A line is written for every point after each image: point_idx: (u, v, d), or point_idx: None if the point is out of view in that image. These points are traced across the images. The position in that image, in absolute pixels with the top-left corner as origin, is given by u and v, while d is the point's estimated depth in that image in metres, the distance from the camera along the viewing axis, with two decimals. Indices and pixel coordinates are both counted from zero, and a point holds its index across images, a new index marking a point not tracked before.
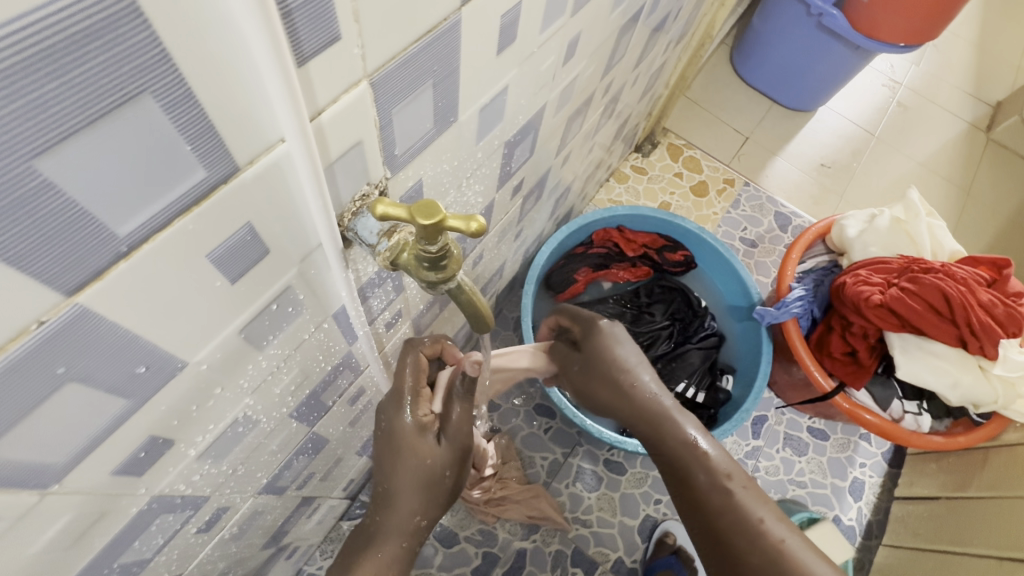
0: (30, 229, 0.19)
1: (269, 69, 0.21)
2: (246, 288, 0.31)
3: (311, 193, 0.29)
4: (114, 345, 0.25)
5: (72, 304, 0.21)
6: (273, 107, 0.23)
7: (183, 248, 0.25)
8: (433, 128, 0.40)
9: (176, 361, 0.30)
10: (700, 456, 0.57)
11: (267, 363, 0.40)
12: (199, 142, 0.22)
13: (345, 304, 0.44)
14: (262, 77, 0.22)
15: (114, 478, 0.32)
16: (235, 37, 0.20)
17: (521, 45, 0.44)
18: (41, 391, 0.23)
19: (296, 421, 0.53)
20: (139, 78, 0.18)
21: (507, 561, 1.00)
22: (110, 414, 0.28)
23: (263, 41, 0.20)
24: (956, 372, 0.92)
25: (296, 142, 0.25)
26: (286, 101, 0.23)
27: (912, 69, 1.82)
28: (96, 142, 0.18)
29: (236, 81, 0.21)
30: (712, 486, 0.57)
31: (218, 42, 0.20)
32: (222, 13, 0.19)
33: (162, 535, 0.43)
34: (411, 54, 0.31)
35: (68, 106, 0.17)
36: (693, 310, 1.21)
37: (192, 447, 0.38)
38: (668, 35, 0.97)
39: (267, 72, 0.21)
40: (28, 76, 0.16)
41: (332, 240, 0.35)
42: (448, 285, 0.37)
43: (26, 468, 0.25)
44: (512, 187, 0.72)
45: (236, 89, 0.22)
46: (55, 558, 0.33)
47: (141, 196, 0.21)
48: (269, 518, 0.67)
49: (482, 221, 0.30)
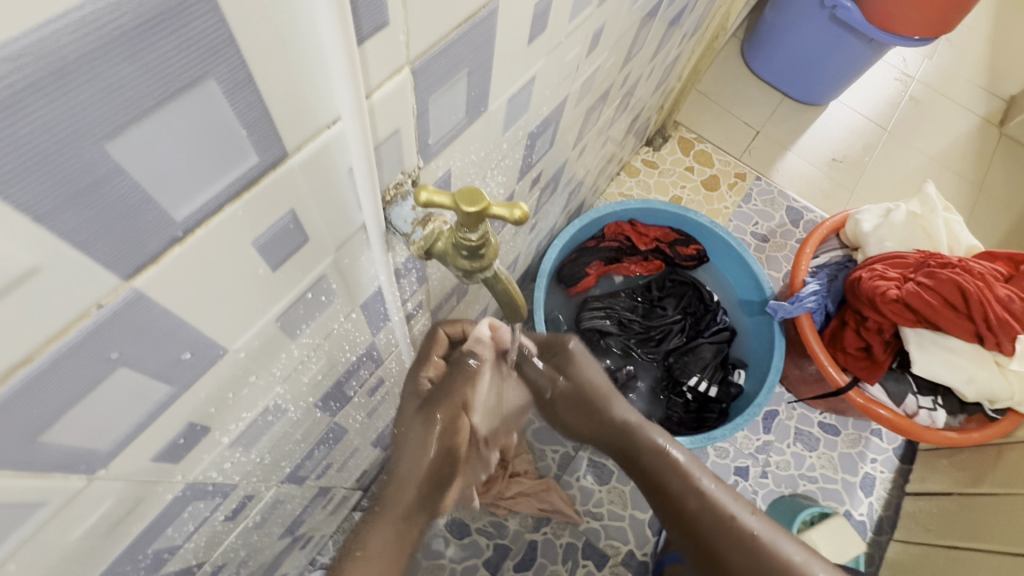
0: (92, 213, 0.18)
1: (335, 45, 0.21)
2: (286, 277, 0.32)
3: (361, 176, 0.29)
4: (161, 331, 0.25)
5: (128, 289, 0.22)
6: (337, 83, 0.23)
7: (230, 235, 0.25)
8: (464, 117, 0.39)
9: (217, 348, 0.30)
10: (672, 464, 0.63)
11: (299, 352, 0.40)
12: (254, 127, 0.22)
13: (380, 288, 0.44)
14: (328, 52, 0.22)
15: (154, 465, 0.32)
16: (308, 9, 0.20)
17: (550, 35, 0.44)
18: (94, 376, 0.23)
19: (320, 411, 0.53)
20: (205, 62, 0.18)
21: (518, 553, 1.01)
22: (154, 401, 0.28)
23: (332, 13, 0.20)
24: (971, 367, 0.92)
25: (353, 120, 0.25)
26: (347, 78, 0.23)
27: (925, 62, 1.80)
28: (159, 125, 0.18)
29: (303, 57, 0.22)
30: (685, 494, 0.62)
31: (291, 12, 0.20)
32: None
33: (193, 522, 0.43)
34: (450, 42, 0.31)
35: (141, 90, 0.17)
36: (706, 304, 1.20)
37: (226, 434, 0.38)
38: (683, 28, 0.96)
39: (335, 51, 0.21)
40: (107, 58, 0.16)
41: (378, 221, 0.34)
42: (484, 274, 0.37)
43: (76, 452, 0.26)
44: (531, 179, 0.72)
45: (299, 65, 0.22)
46: (94, 543, 0.33)
47: (197, 183, 0.21)
48: (288, 507, 0.67)
49: (525, 210, 0.31)
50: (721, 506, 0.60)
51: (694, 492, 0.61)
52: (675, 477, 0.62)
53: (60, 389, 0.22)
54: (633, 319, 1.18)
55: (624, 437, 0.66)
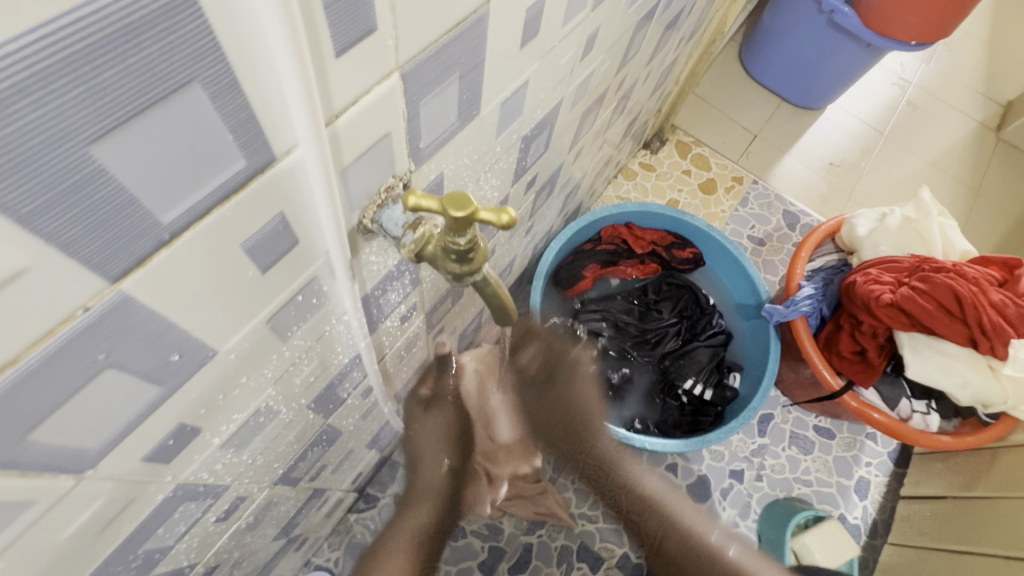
0: (79, 214, 0.19)
1: (288, 68, 0.21)
2: (276, 281, 0.32)
3: (321, 202, 0.29)
4: (149, 333, 0.25)
5: (115, 291, 0.22)
6: (293, 110, 0.23)
7: (220, 237, 0.25)
8: (456, 121, 0.40)
9: (206, 349, 0.30)
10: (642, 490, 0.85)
11: (290, 354, 0.40)
12: (240, 131, 0.22)
13: (352, 311, 0.44)
14: (282, 79, 0.22)
15: (144, 465, 0.32)
16: (261, 33, 0.20)
17: (543, 40, 0.45)
18: (83, 376, 0.23)
19: (313, 413, 0.54)
20: (189, 67, 0.18)
21: (513, 556, 1.01)
22: (143, 402, 0.28)
23: (283, 36, 0.20)
24: (966, 372, 0.92)
25: (311, 148, 0.25)
26: (303, 103, 0.23)
27: (922, 67, 1.81)
28: (144, 129, 0.19)
29: (253, 86, 0.21)
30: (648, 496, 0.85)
31: (248, 33, 0.19)
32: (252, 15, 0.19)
33: (184, 523, 0.43)
34: (440, 47, 0.31)
35: (125, 94, 0.17)
36: (701, 307, 1.21)
37: (217, 435, 0.38)
38: (679, 33, 0.97)
39: (289, 75, 0.21)
40: (91, 62, 0.16)
41: (343, 249, 0.34)
42: (474, 277, 0.37)
43: (65, 451, 0.26)
44: (527, 182, 0.72)
45: (253, 95, 0.22)
46: (84, 545, 0.33)
47: (184, 185, 0.21)
48: (282, 509, 0.68)
49: (513, 214, 0.31)
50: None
51: (658, 509, 0.83)
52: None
53: (48, 389, 0.22)
54: (629, 322, 1.18)
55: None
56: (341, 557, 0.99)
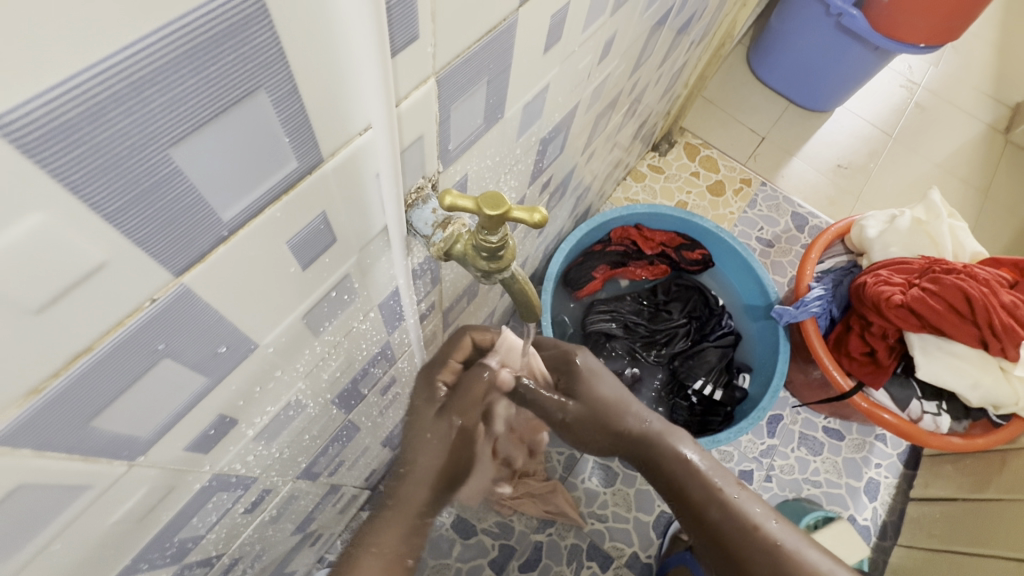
0: (152, 214, 0.20)
1: (369, 56, 0.23)
2: (315, 277, 0.33)
3: (387, 182, 0.31)
4: (202, 326, 0.26)
5: (178, 284, 0.23)
6: (367, 97, 0.25)
7: (269, 234, 0.26)
8: (482, 124, 0.41)
9: (249, 342, 0.31)
10: None
11: (321, 349, 0.41)
12: (295, 134, 0.23)
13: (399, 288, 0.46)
14: (363, 67, 0.23)
15: (186, 454, 0.34)
16: (347, 28, 0.22)
17: (564, 45, 0.46)
18: (142, 365, 0.25)
19: (336, 408, 0.55)
20: (258, 76, 0.20)
21: (524, 554, 1.02)
22: (191, 392, 0.29)
23: (369, 33, 0.22)
24: (976, 373, 0.93)
25: (383, 130, 0.27)
26: (379, 88, 0.24)
27: (930, 70, 1.81)
28: (214, 135, 0.20)
29: (342, 80, 0.24)
30: None
31: (328, 38, 0.22)
32: (339, 13, 0.21)
33: (216, 513, 0.45)
34: (472, 53, 0.33)
35: (203, 101, 0.19)
36: (711, 308, 1.21)
37: (251, 427, 0.40)
38: (690, 36, 0.98)
39: (368, 62, 0.23)
40: (177, 74, 0.17)
41: (399, 222, 0.36)
42: (501, 275, 0.38)
43: (119, 438, 0.27)
44: (541, 184, 0.73)
45: (335, 77, 0.23)
46: (127, 531, 0.35)
47: (242, 185, 0.23)
48: (302, 503, 0.69)
49: (545, 213, 0.32)
50: (744, 515, 0.59)
51: None
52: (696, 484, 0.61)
53: (112, 377, 0.23)
54: (639, 322, 1.19)
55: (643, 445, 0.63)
56: None
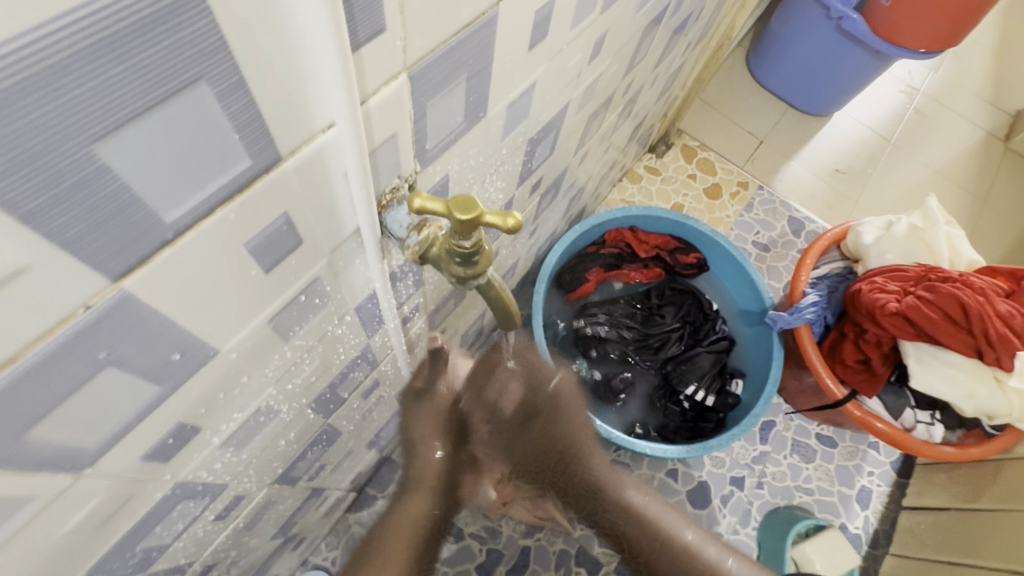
0: (78, 213, 0.18)
1: (326, 49, 0.21)
2: (280, 280, 0.32)
3: (355, 182, 0.29)
4: (150, 333, 0.25)
5: (117, 290, 0.21)
6: (329, 94, 0.24)
7: (224, 236, 0.25)
8: (463, 123, 0.40)
9: (208, 349, 0.30)
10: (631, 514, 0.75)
11: (292, 354, 0.40)
12: (248, 131, 0.22)
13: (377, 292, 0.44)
14: (322, 62, 0.22)
15: (143, 464, 0.32)
16: (299, 21, 0.20)
17: (551, 42, 0.44)
18: (82, 375, 0.23)
19: (313, 411, 0.53)
20: (198, 65, 0.18)
21: (511, 558, 1.00)
22: (143, 401, 0.28)
23: (325, 22, 0.20)
24: (971, 384, 0.91)
25: (348, 129, 0.26)
26: (339, 83, 0.23)
27: (930, 75, 1.80)
28: (149, 129, 0.18)
29: (299, 70, 0.22)
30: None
31: (285, 29, 0.20)
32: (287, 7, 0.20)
33: (182, 521, 0.43)
34: (448, 47, 0.31)
35: (131, 93, 0.17)
36: (705, 313, 1.20)
37: (216, 434, 0.38)
38: (687, 37, 0.96)
39: (329, 58, 0.22)
40: (96, 61, 0.16)
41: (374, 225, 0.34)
42: (477, 281, 0.37)
43: (63, 450, 0.25)
44: (532, 184, 0.72)
45: (290, 68, 0.22)
46: (82, 541, 0.33)
47: (187, 184, 0.21)
48: (281, 508, 0.67)
49: (519, 218, 0.30)
50: (668, 533, 0.73)
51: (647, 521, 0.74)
52: (631, 525, 0.75)
53: (41, 390, 0.22)
54: (632, 326, 1.18)
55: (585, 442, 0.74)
56: (338, 556, 0.99)
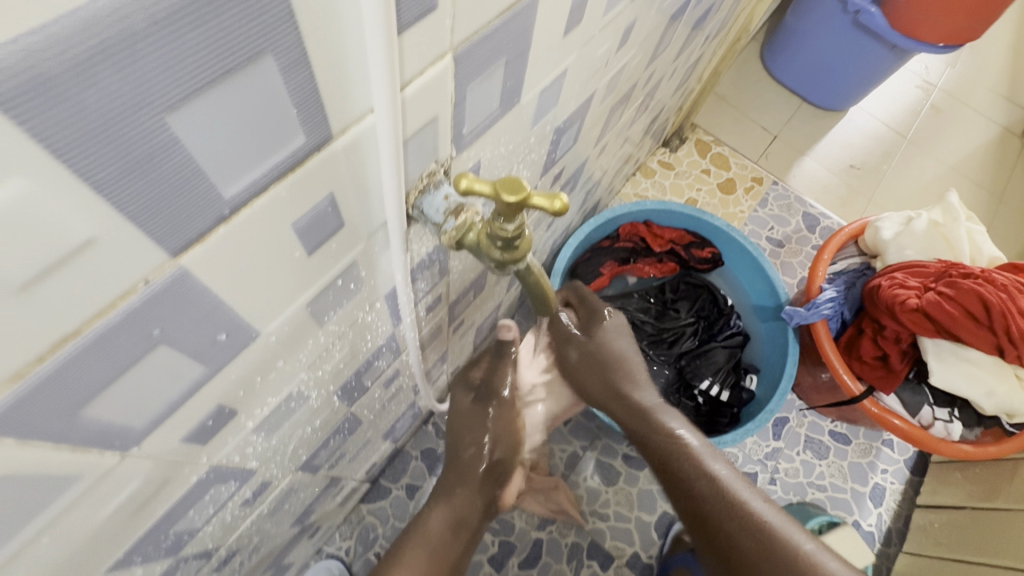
0: (144, 185, 0.18)
1: (375, 28, 0.21)
2: (320, 263, 0.32)
3: (388, 169, 0.29)
4: (201, 311, 0.25)
5: (175, 266, 0.21)
6: (373, 76, 0.23)
7: (273, 216, 0.25)
8: (498, 109, 0.39)
9: (250, 331, 0.30)
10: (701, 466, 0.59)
11: (325, 339, 0.40)
12: (303, 107, 0.22)
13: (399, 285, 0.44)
14: (368, 41, 0.22)
15: (182, 446, 0.32)
16: None
17: (584, 29, 0.44)
18: (136, 351, 0.23)
19: (339, 399, 0.53)
20: (265, 37, 0.18)
21: (523, 551, 1.00)
22: (188, 381, 0.28)
23: (376, 1, 0.20)
24: (992, 381, 0.91)
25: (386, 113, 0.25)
26: (384, 65, 0.23)
27: (946, 70, 1.78)
28: (217, 100, 0.18)
29: (350, 50, 0.22)
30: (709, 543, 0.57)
31: (339, 7, 0.20)
32: None
33: (213, 505, 0.44)
34: (491, 30, 0.31)
35: (202, 62, 0.17)
36: (719, 308, 1.19)
37: (251, 419, 0.38)
38: (706, 29, 0.95)
39: (375, 37, 0.21)
40: (174, 27, 0.15)
41: (400, 219, 0.34)
42: (516, 267, 0.37)
43: (112, 428, 0.25)
44: (553, 176, 0.71)
45: (340, 49, 0.21)
46: (123, 522, 0.33)
47: (246, 160, 0.21)
48: (301, 496, 0.68)
49: (566, 201, 0.30)
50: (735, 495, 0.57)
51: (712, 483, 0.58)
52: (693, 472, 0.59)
53: (99, 366, 0.22)
54: (646, 321, 1.18)
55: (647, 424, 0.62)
56: (352, 546, 0.99)
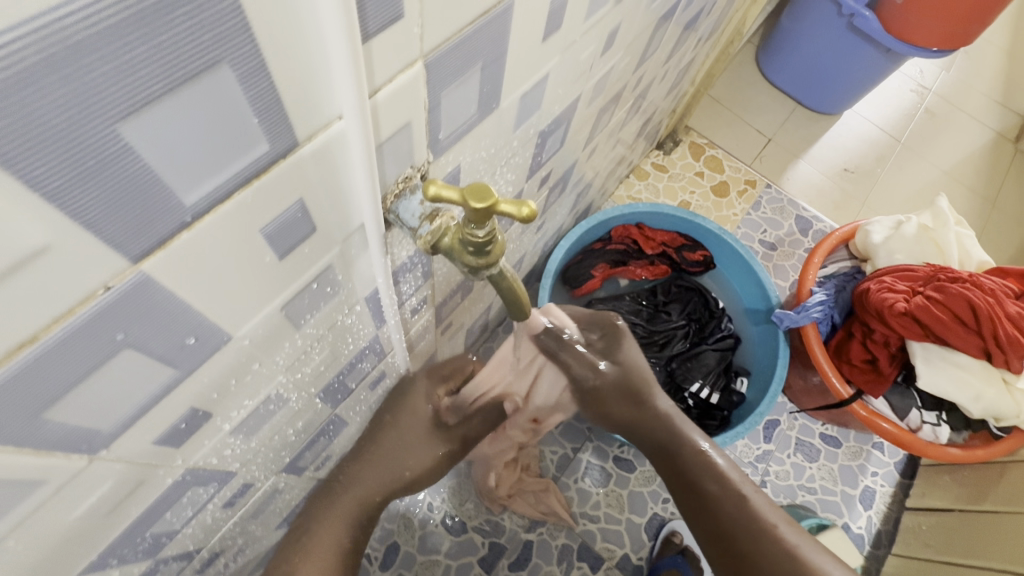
0: (97, 190, 0.18)
1: (337, 37, 0.21)
2: (292, 267, 0.32)
3: (361, 173, 0.29)
4: (166, 315, 0.25)
5: (136, 271, 0.22)
6: (339, 84, 0.23)
7: (239, 221, 0.25)
8: (476, 114, 0.39)
9: (222, 334, 0.30)
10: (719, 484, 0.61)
11: (303, 342, 0.40)
12: (265, 115, 0.22)
13: (380, 288, 0.44)
14: (331, 50, 0.22)
15: (155, 448, 0.32)
16: (313, 9, 0.20)
17: (565, 33, 0.44)
18: (99, 355, 0.23)
19: (321, 401, 0.54)
20: (220, 46, 0.18)
21: (513, 552, 1.01)
22: (158, 383, 0.28)
23: (337, 16, 0.20)
24: (979, 385, 0.91)
25: (355, 120, 0.25)
26: (349, 74, 0.23)
27: (941, 75, 1.79)
28: (172, 109, 0.18)
29: (314, 59, 0.22)
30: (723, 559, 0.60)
31: (299, 18, 0.20)
32: None
33: (191, 507, 0.44)
34: (464, 37, 0.31)
35: (154, 72, 0.17)
36: (710, 311, 1.20)
37: (227, 421, 0.38)
38: (698, 32, 0.96)
39: (337, 46, 0.21)
40: (121, 38, 0.16)
41: (377, 221, 0.34)
42: (490, 271, 0.37)
43: (77, 431, 0.26)
44: (541, 178, 0.72)
45: (304, 57, 0.22)
46: (96, 523, 0.33)
47: (208, 167, 0.21)
48: (286, 498, 0.68)
49: (534, 208, 0.30)
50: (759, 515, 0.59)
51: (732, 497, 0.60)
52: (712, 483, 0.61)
53: (60, 370, 0.22)
54: (637, 323, 1.16)
55: (666, 434, 0.64)
56: None
